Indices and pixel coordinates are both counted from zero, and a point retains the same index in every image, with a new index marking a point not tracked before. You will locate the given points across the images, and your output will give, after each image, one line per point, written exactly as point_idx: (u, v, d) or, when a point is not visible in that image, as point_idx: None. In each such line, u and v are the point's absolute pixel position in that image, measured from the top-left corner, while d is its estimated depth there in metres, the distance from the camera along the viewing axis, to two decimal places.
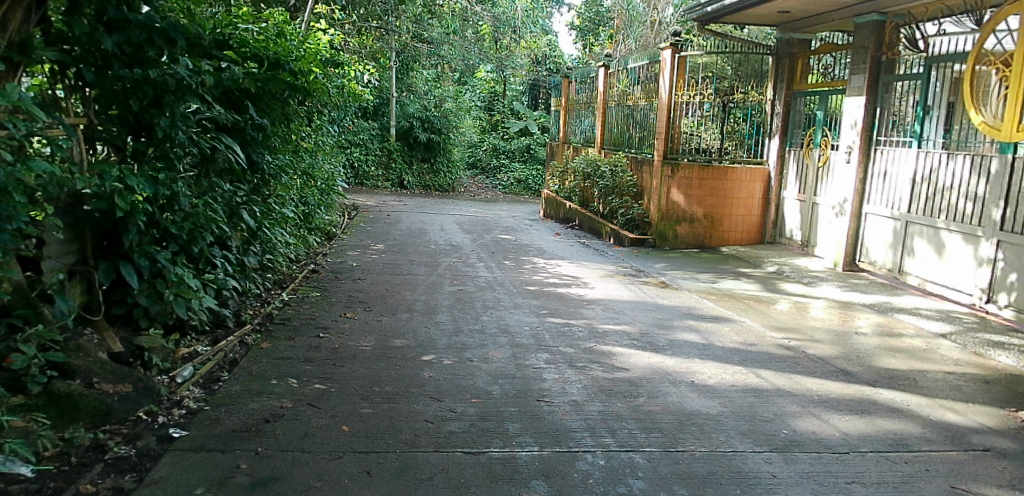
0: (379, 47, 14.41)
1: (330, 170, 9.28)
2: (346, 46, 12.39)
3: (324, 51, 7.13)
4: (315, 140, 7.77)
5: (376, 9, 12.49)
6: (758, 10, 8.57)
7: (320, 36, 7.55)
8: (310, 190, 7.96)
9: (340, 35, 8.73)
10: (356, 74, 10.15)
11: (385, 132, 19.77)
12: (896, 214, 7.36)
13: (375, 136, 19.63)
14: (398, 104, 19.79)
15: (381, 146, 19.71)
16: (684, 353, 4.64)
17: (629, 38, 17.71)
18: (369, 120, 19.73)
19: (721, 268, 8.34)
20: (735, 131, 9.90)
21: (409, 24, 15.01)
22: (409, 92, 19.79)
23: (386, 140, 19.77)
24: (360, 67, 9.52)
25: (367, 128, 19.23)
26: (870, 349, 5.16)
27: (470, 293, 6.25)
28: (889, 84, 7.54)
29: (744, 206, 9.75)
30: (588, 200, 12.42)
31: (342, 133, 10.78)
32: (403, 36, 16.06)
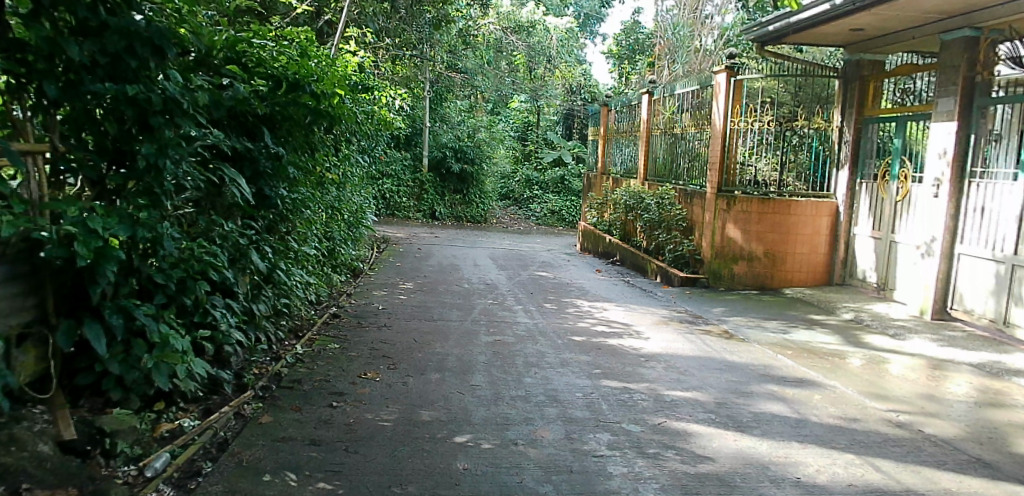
0: (411, 75, 13.90)
1: (358, 203, 8.65)
2: (376, 73, 11.86)
3: (351, 74, 6.50)
4: (343, 170, 7.12)
5: (410, 37, 11.95)
6: (827, 29, 7.74)
7: (347, 58, 6.94)
8: (336, 224, 7.30)
9: (370, 58, 8.14)
10: (388, 100, 9.56)
11: (418, 162, 19.28)
12: (998, 256, 6.38)
13: (408, 167, 19.15)
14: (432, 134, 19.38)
15: (413, 177, 19.20)
16: (776, 435, 3.82)
17: (674, 66, 16.95)
18: (401, 150, 19.28)
19: (789, 315, 7.41)
20: (796, 161, 8.97)
21: (444, 53, 14.52)
22: (443, 122, 19.38)
23: (418, 171, 19.28)
24: (391, 93, 8.93)
25: (399, 159, 18.76)
26: (1001, 426, 4.23)
27: (509, 344, 5.46)
28: (984, 107, 6.63)
29: (809, 243, 8.79)
30: (631, 234, 11.59)
31: (372, 163, 10.19)
32: (438, 67, 15.59)
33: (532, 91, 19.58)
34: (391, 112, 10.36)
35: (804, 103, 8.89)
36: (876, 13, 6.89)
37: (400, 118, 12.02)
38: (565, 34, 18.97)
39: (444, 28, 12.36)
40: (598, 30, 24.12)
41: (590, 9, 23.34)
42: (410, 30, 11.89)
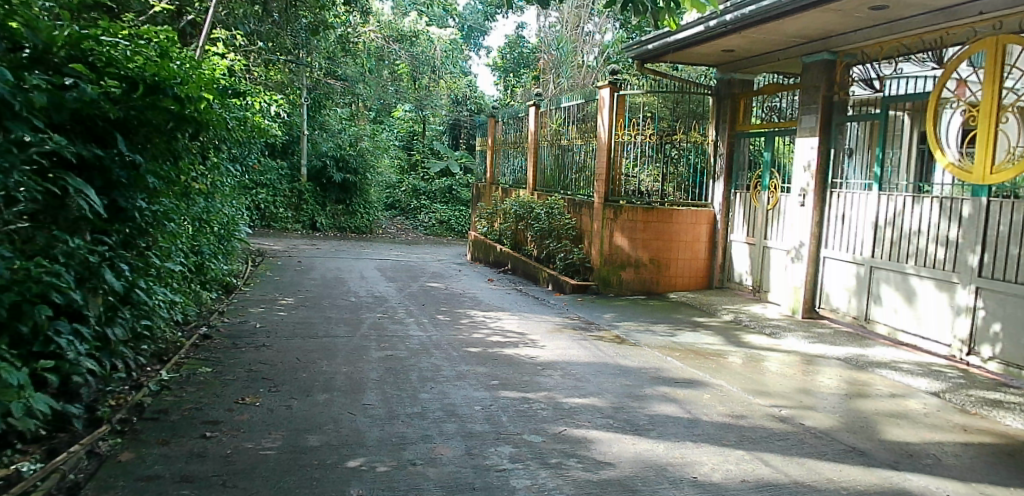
0: (285, 80, 13.30)
1: (230, 214, 8.09)
2: (247, 78, 11.21)
3: (219, 78, 6.04)
4: (211, 180, 6.61)
5: (285, 42, 11.42)
6: (701, 49, 8.13)
7: (215, 60, 6.47)
8: (204, 237, 6.76)
9: (240, 61, 7.65)
10: (262, 106, 9.05)
11: (295, 171, 18.52)
12: (858, 258, 6.95)
13: (284, 176, 18.32)
14: (310, 142, 18.67)
15: (290, 187, 18.40)
16: (672, 436, 3.89)
17: (559, 80, 17.34)
18: (277, 159, 18.41)
19: (675, 318, 7.69)
20: (676, 172, 9.35)
21: (321, 59, 14.03)
22: (322, 130, 18.76)
23: (296, 180, 18.51)
24: (265, 99, 8.43)
25: (275, 168, 17.90)
26: (870, 415, 4.55)
27: (402, 359, 5.25)
28: (842, 124, 7.20)
29: (690, 250, 9.18)
30: (521, 243, 11.65)
31: (245, 172, 9.59)
32: (315, 73, 15.07)
33: (417, 100, 19.32)
34: (265, 118, 9.81)
35: (681, 118, 9.28)
36: (746, 36, 7.29)
37: (275, 125, 11.42)
38: (448, 45, 18.94)
39: (321, 34, 11.92)
40: (483, 43, 24.31)
41: (473, 22, 23.46)
42: (285, 35, 11.37)
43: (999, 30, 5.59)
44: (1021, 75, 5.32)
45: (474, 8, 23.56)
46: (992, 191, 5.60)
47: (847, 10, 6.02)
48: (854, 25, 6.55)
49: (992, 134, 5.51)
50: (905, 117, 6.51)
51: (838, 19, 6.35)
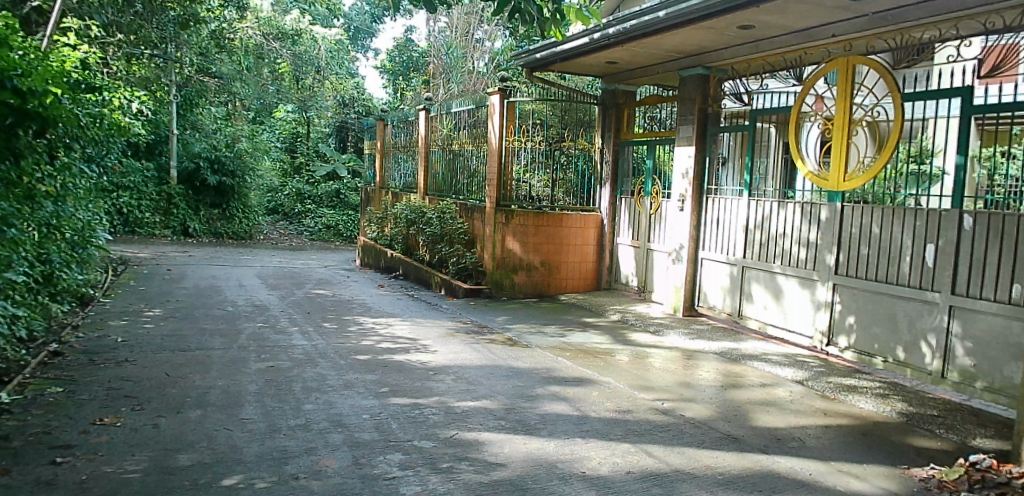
0: (151, 75, 12.43)
1: (85, 219, 7.44)
2: (106, 72, 10.38)
3: (68, 70, 5.55)
4: (61, 181, 6.04)
5: (149, 34, 10.67)
6: (587, 60, 8.37)
7: (65, 51, 5.94)
8: (53, 245, 6.18)
9: (95, 54, 7.06)
10: (123, 102, 8.40)
11: (163, 173, 17.34)
12: (731, 259, 7.41)
13: (150, 178, 17.10)
14: (181, 142, 17.54)
15: (157, 190, 17.21)
16: (562, 433, 3.97)
17: (449, 85, 17.35)
18: (141, 160, 17.17)
19: (565, 319, 7.86)
20: (565, 178, 9.56)
21: (191, 55, 13.23)
22: (194, 130, 17.66)
23: (164, 183, 17.33)
24: (125, 95, 7.82)
25: (140, 169, 16.68)
26: (742, 404, 4.86)
27: (285, 370, 5.04)
28: (716, 135, 7.64)
29: (579, 253, 9.45)
30: (413, 248, 11.53)
31: (102, 173, 8.85)
32: (185, 69, 14.18)
33: (300, 101, 18.64)
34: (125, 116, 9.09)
35: (569, 126, 9.52)
36: (628, 49, 7.58)
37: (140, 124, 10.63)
38: (333, 46, 18.40)
39: (192, 28, 11.25)
40: (370, 45, 23.89)
41: (360, 23, 23.00)
42: (149, 28, 10.62)
43: (850, 52, 6.12)
44: (868, 93, 5.88)
45: (361, 9, 23.09)
46: (845, 196, 6.14)
47: (719, 28, 6.40)
48: (725, 43, 6.96)
49: (844, 146, 6.06)
50: (771, 128, 7.02)
51: (711, 36, 6.74)
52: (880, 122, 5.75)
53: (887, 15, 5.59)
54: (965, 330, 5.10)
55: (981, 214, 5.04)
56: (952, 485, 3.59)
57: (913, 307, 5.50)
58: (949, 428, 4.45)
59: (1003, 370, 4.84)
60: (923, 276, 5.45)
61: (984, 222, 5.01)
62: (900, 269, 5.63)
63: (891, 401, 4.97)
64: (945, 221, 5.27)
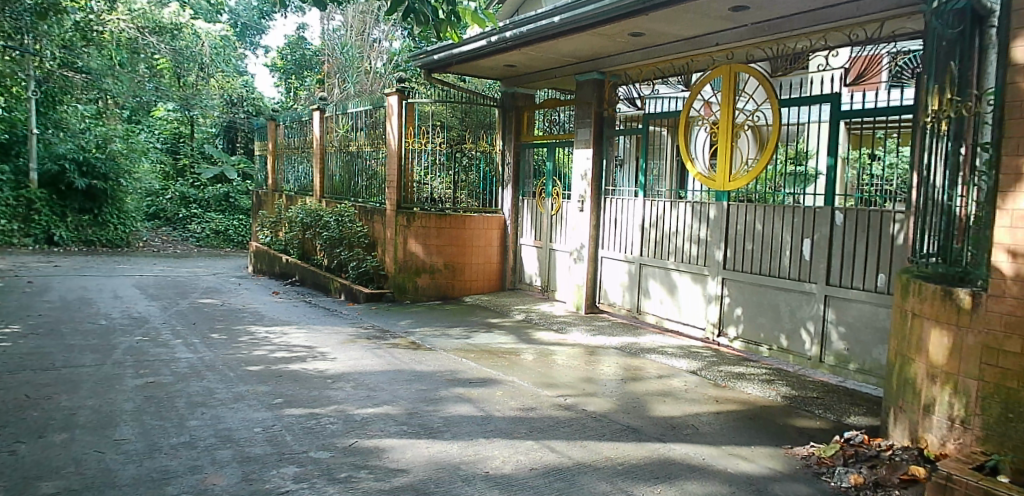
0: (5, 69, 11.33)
1: None
2: None
3: None
4: None
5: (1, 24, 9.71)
6: (485, 62, 8.36)
7: None
8: None
9: None
10: None
11: (22, 179, 15.77)
12: (629, 257, 7.64)
13: (6, 182, 15.46)
14: (42, 143, 16.05)
15: (15, 194, 15.58)
16: (465, 435, 3.94)
17: (345, 85, 16.94)
18: None
19: (468, 321, 7.84)
20: (467, 180, 9.51)
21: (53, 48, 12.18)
22: (59, 129, 16.29)
23: (23, 188, 15.74)
24: None
25: None
26: (641, 396, 5.01)
27: (167, 385, 4.72)
28: (612, 138, 7.84)
29: (483, 254, 9.45)
30: (310, 252, 11.18)
31: None
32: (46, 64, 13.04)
33: (182, 99, 16.88)
34: None
35: (470, 128, 9.56)
36: (524, 53, 7.64)
37: None
38: (217, 41, 17.62)
39: (52, 18, 10.34)
40: (260, 42, 22.90)
41: (248, 19, 22.00)
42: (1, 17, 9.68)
43: (732, 59, 6.44)
44: (749, 99, 6.23)
45: (248, 4, 22.11)
46: (732, 195, 6.45)
47: (611, 35, 6.56)
48: (618, 49, 7.14)
49: (729, 147, 6.37)
50: (663, 132, 7.24)
51: (604, 42, 6.90)
52: (759, 126, 6.12)
53: (765, 26, 5.87)
54: (839, 316, 5.51)
55: (850, 210, 5.44)
56: (829, 460, 3.86)
57: (794, 297, 5.88)
58: (826, 408, 4.78)
59: (872, 352, 5.25)
60: (801, 269, 5.82)
61: (853, 217, 5.42)
62: (781, 263, 5.99)
63: (775, 385, 5.29)
64: (819, 218, 5.67)
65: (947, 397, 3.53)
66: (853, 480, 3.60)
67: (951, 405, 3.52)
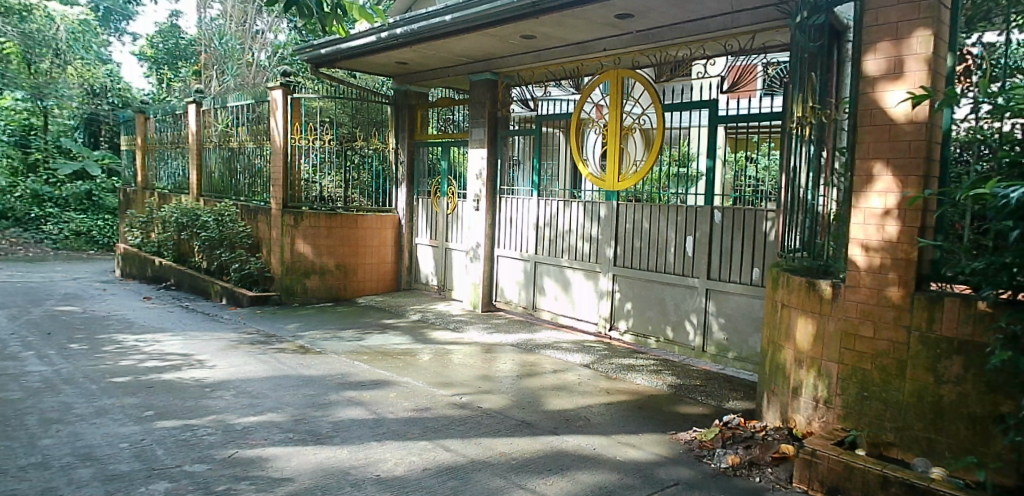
0: None
1: None
2: None
3: None
4: None
5: None
6: (376, 59, 8.16)
7: None
8: None
9: None
10: None
11: None
12: (524, 255, 7.72)
13: None
14: None
15: None
16: (356, 439, 3.84)
17: (224, 77, 16.06)
18: None
19: (361, 323, 7.63)
20: (358, 178, 9.25)
21: None
22: None
23: None
24: None
25: None
26: (535, 391, 5.06)
27: (16, 402, 4.26)
28: (505, 138, 7.87)
29: (377, 254, 9.25)
30: (187, 254, 10.53)
31: None
32: None
33: (31, 86, 16.17)
34: None
35: (361, 125, 9.22)
36: (416, 50, 7.52)
37: None
38: (75, 25, 16.99)
39: None
40: (126, 28, 21.32)
41: (112, 4, 20.44)
42: None
43: (619, 64, 6.65)
44: (635, 103, 6.46)
45: None
46: (621, 195, 6.65)
47: (503, 36, 6.58)
48: (509, 50, 7.17)
49: (617, 149, 6.57)
50: (558, 134, 7.28)
51: (496, 44, 6.91)
52: (646, 128, 6.36)
53: (649, 34, 6.10)
54: (719, 308, 5.82)
55: (728, 209, 5.75)
56: (709, 443, 4.06)
57: (678, 292, 6.16)
58: (708, 394, 5.03)
59: (748, 341, 5.59)
60: (684, 265, 6.10)
61: (730, 216, 5.73)
62: (666, 260, 6.25)
63: (662, 375, 5.51)
64: (699, 216, 5.95)
65: (812, 380, 3.81)
66: (730, 460, 3.81)
67: (815, 387, 3.79)
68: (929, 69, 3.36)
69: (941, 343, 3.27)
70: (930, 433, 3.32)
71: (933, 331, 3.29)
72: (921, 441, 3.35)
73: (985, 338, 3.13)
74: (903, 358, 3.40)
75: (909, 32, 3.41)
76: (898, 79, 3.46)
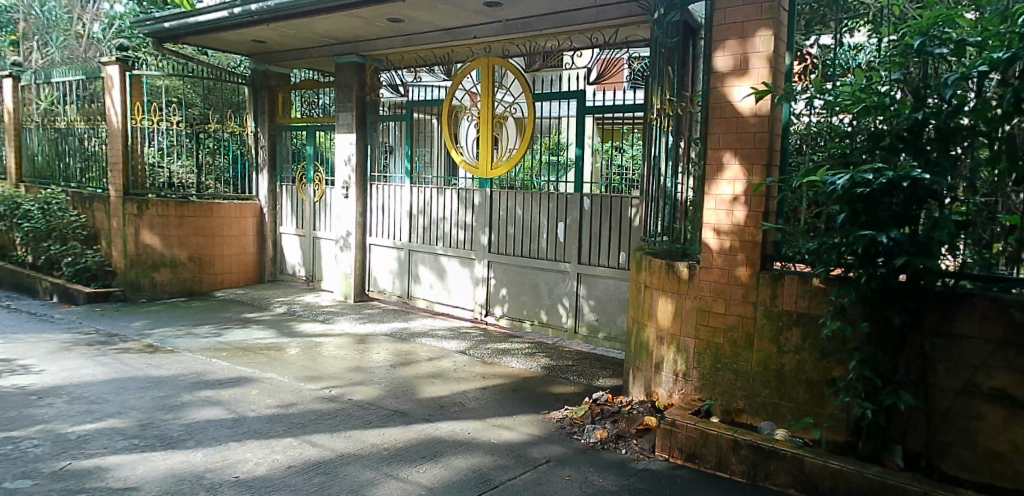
0: None
1: None
2: None
3: None
4: None
5: None
6: (229, 36, 7.62)
7: None
8: None
9: None
10: None
11: None
12: (398, 244, 7.61)
13: None
14: None
15: None
16: (213, 441, 3.65)
17: (48, 49, 14.33)
18: None
19: (220, 317, 7.17)
20: (213, 164, 8.64)
21: None
22: None
23: None
24: None
25: None
26: (409, 379, 5.03)
27: None
28: (375, 123, 7.67)
29: (236, 245, 8.72)
30: (7, 247, 9.34)
31: None
32: None
33: None
34: None
35: (215, 106, 8.64)
36: (274, 29, 7.12)
37: None
38: None
39: None
40: None
41: None
42: None
43: (489, 52, 6.68)
44: (507, 91, 6.50)
45: None
46: (495, 183, 6.70)
47: (368, 18, 6.40)
48: (376, 33, 6.98)
49: (489, 137, 6.61)
50: (434, 122, 7.16)
51: (361, 26, 6.70)
52: (517, 117, 6.42)
53: (518, 24, 6.18)
54: (589, 291, 6.07)
55: (597, 197, 6.00)
56: (580, 420, 4.24)
57: (551, 276, 6.35)
58: (580, 374, 5.24)
59: (617, 320, 5.88)
60: (557, 250, 6.29)
61: (598, 203, 5.98)
62: (539, 246, 6.42)
63: (536, 357, 5.68)
64: (570, 204, 6.16)
65: (672, 355, 4.08)
66: (599, 435, 4.01)
67: (675, 362, 4.07)
68: (769, 66, 3.68)
69: (783, 316, 3.62)
70: (774, 399, 3.68)
71: (776, 306, 3.64)
72: (767, 406, 3.70)
73: (818, 310, 3.50)
74: (751, 331, 3.73)
75: (753, 32, 3.72)
76: (744, 76, 3.77)
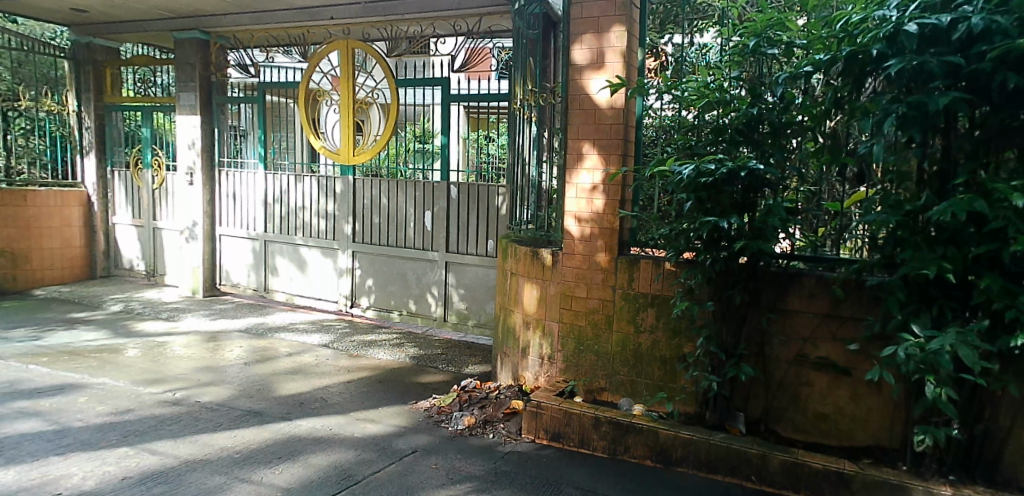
0: None
1: None
2: None
3: None
4: None
5: None
6: (42, 2, 6.73)
7: None
8: None
9: None
10: None
11: None
12: (252, 235, 7.17)
13: None
14: None
15: None
16: (28, 457, 3.26)
17: None
18: None
19: (39, 318, 6.38)
20: (27, 146, 7.60)
21: None
22: None
23: None
24: None
25: None
26: (267, 377, 4.77)
27: None
28: (222, 105, 7.14)
29: (59, 237, 7.79)
30: None
31: None
32: None
33: None
34: None
35: (26, 82, 7.53)
36: None
37: None
38: None
39: None
40: None
41: None
42: None
43: (348, 35, 6.44)
44: (368, 75, 6.30)
45: None
46: (358, 170, 6.50)
47: None
48: (221, 8, 6.47)
49: (350, 122, 6.36)
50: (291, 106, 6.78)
51: None
52: (380, 103, 6.25)
53: (378, 7, 6.00)
54: (458, 280, 6.08)
55: (464, 185, 6.01)
56: (447, 408, 4.25)
57: (419, 266, 6.28)
58: (449, 362, 5.25)
59: (486, 307, 5.95)
60: (424, 239, 6.24)
61: (465, 191, 6.00)
62: (406, 234, 6.33)
63: (404, 347, 5.61)
64: (437, 192, 6.13)
65: (538, 339, 4.20)
66: (467, 422, 4.05)
67: (541, 346, 4.19)
68: (623, 61, 3.86)
69: (639, 298, 3.84)
70: (632, 376, 3.90)
71: (633, 289, 3.85)
72: (625, 383, 3.92)
73: (670, 291, 3.75)
74: (611, 313, 3.93)
75: (608, 27, 3.88)
76: (600, 69, 3.93)
